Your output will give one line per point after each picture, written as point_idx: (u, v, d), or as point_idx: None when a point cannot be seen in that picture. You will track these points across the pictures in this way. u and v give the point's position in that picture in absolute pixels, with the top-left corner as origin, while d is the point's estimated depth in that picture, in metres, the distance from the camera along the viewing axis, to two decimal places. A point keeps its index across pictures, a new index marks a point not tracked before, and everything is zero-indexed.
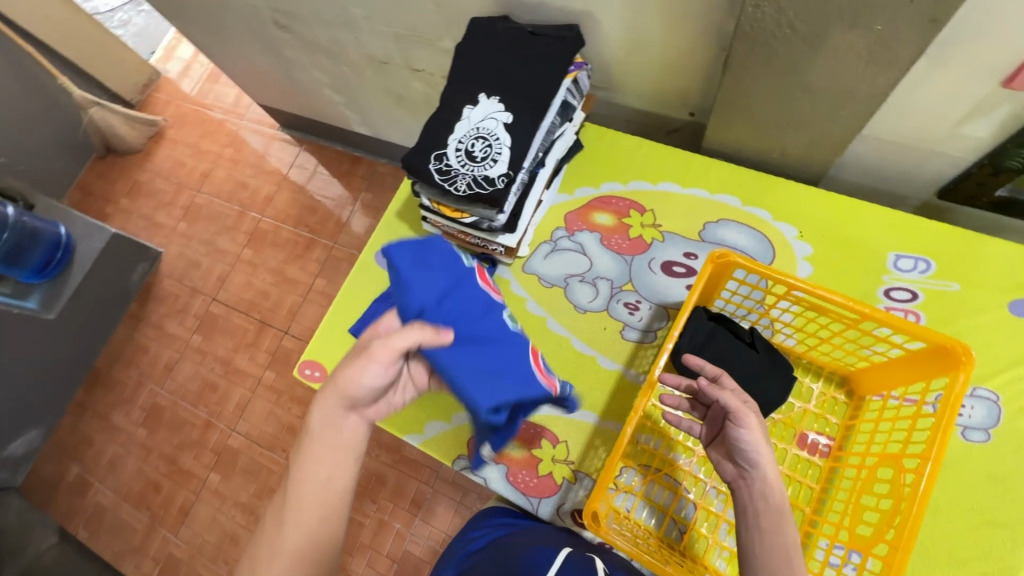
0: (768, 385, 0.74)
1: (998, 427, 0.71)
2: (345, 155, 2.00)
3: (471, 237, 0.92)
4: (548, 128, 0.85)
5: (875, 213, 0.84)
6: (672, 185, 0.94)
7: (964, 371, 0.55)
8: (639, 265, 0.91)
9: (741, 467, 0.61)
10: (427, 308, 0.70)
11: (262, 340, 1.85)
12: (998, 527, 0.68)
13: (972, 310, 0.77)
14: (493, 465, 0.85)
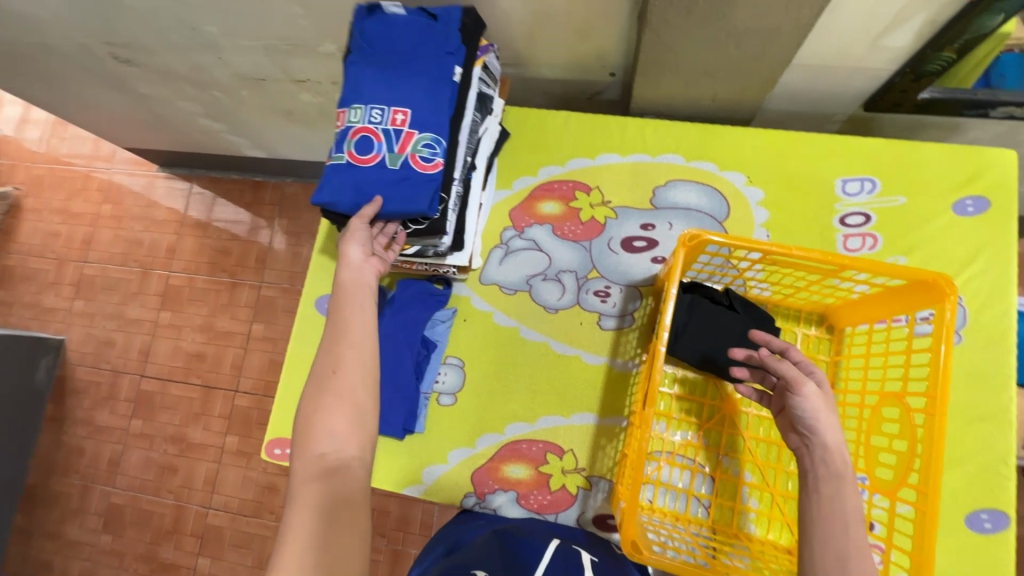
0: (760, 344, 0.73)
1: (967, 326, 0.74)
2: (245, 183, 1.79)
3: (416, 264, 0.83)
4: (471, 127, 0.76)
5: (815, 142, 0.83)
6: (611, 156, 0.89)
7: (950, 302, 0.56)
8: (599, 249, 0.86)
9: (802, 434, 0.58)
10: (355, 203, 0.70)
11: (212, 405, 1.68)
12: (985, 421, 0.72)
13: (922, 219, 0.78)
14: (503, 493, 0.81)
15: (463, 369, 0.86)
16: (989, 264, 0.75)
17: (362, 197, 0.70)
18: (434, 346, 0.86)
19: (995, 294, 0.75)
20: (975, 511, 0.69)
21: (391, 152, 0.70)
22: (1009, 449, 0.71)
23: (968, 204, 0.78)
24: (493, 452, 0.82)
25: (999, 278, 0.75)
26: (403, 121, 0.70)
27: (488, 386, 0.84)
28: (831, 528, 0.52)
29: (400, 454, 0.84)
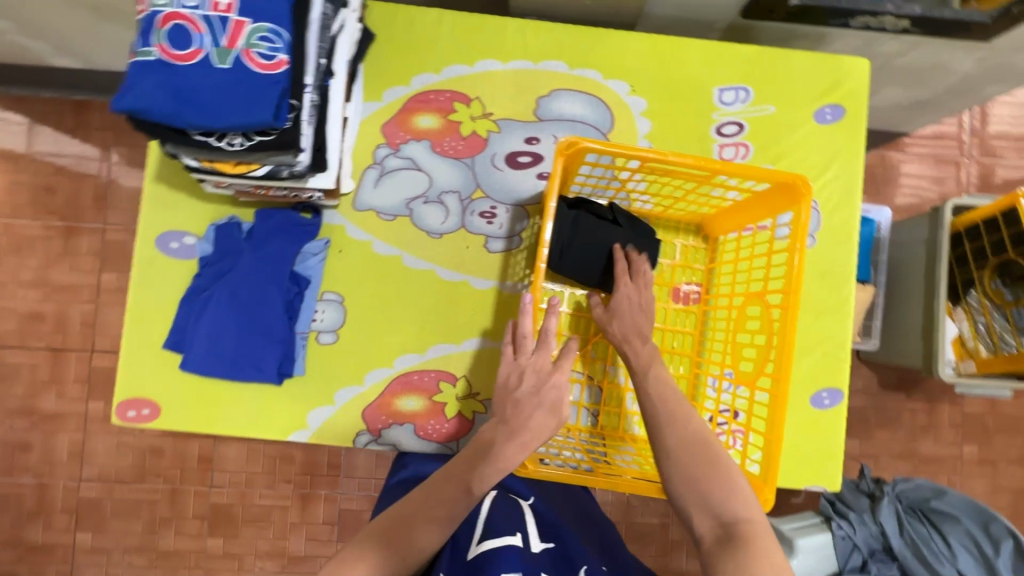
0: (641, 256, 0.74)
1: (821, 228, 0.81)
2: (62, 102, 1.46)
3: (273, 189, 0.72)
4: (320, 21, 0.64)
5: (696, 48, 0.81)
6: (492, 63, 0.81)
7: (806, 202, 0.58)
8: (482, 166, 0.80)
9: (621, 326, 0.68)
10: (166, 111, 0.56)
11: (64, 370, 1.45)
12: (831, 313, 0.80)
13: (788, 128, 0.81)
14: (398, 427, 0.78)
15: (342, 304, 0.78)
16: (841, 170, 0.81)
17: (185, 104, 0.56)
18: (306, 282, 0.77)
19: (844, 198, 0.81)
20: (818, 392, 0.79)
21: (218, 47, 0.56)
22: (847, 335, 0.80)
23: (827, 112, 0.82)
24: (384, 387, 0.78)
25: (847, 182, 0.81)
26: (230, 7, 0.57)
27: (372, 321, 0.79)
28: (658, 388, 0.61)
29: (280, 401, 0.77)
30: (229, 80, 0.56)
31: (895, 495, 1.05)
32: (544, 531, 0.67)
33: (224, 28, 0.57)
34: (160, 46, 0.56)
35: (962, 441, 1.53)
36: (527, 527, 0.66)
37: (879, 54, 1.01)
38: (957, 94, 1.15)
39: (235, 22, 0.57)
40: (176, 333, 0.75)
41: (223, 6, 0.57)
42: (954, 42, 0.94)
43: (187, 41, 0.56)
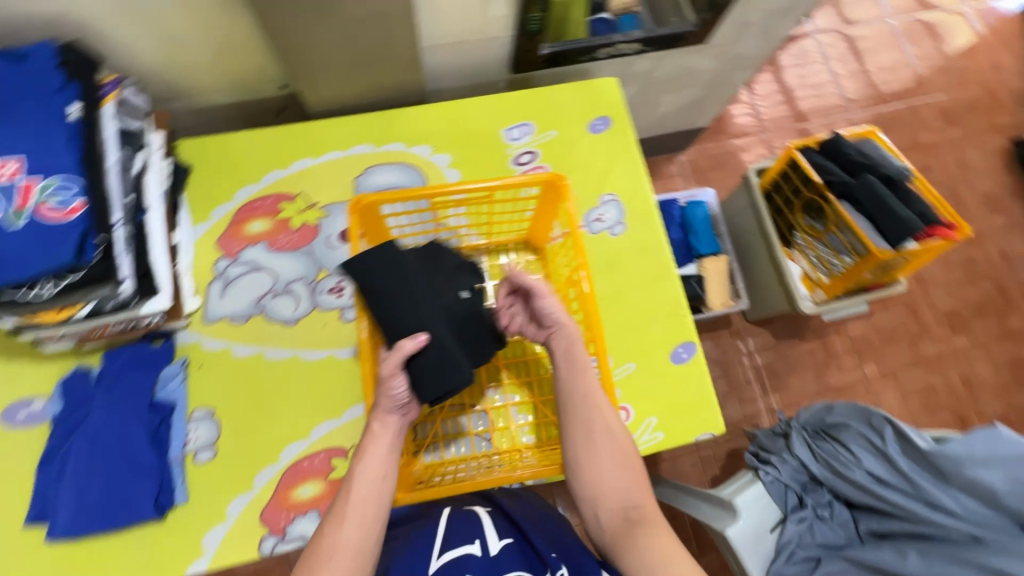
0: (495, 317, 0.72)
1: (626, 214, 0.93)
2: None
3: (110, 325, 0.73)
4: (120, 165, 0.71)
5: (476, 104, 0.95)
6: (305, 161, 0.91)
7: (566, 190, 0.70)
8: (320, 249, 0.87)
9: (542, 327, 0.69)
10: None
11: None
12: (661, 279, 0.91)
13: (571, 144, 0.96)
14: (301, 519, 0.76)
15: (214, 417, 0.79)
16: (625, 165, 0.95)
17: None
18: (170, 407, 0.77)
19: (636, 186, 0.95)
20: (674, 348, 0.88)
21: (10, 208, 0.61)
22: (680, 294, 0.90)
23: (598, 124, 0.97)
24: (275, 484, 0.77)
25: (634, 172, 0.96)
26: (16, 171, 0.62)
27: (248, 424, 0.79)
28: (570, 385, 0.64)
29: (168, 537, 0.74)
30: (28, 233, 0.60)
31: (800, 426, 1.14)
32: (502, 530, 0.66)
33: (14, 190, 0.61)
34: None
35: (860, 362, 1.68)
36: (485, 530, 0.64)
37: (639, 72, 1.22)
38: (718, 87, 1.40)
39: (24, 181, 0.62)
40: (39, 503, 0.72)
41: (12, 171, 0.62)
42: (685, 49, 1.17)
43: None
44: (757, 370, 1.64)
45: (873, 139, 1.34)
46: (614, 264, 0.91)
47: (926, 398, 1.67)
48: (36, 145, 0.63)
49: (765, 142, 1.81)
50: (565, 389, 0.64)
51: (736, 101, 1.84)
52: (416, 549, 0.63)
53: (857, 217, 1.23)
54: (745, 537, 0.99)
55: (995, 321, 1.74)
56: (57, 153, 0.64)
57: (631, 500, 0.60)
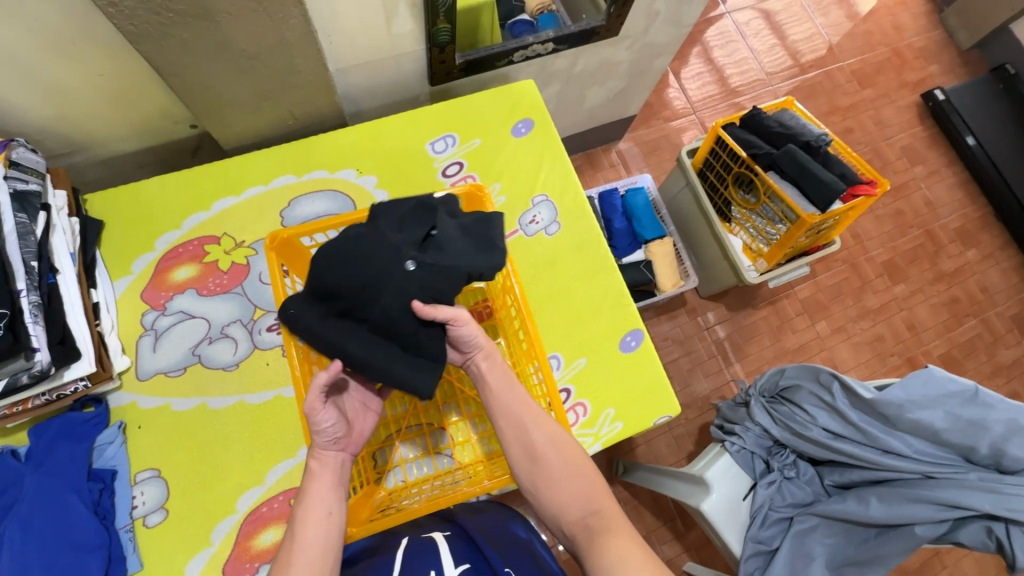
0: (470, 260, 0.61)
1: (559, 213, 0.94)
2: None
3: (32, 399, 0.69)
4: (20, 229, 0.68)
5: (396, 122, 0.95)
6: (227, 200, 0.88)
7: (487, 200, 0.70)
8: (252, 288, 0.85)
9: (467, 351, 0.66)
10: None
11: None
12: (602, 272, 0.92)
13: (497, 150, 0.96)
14: (266, 568, 0.74)
15: (160, 476, 0.76)
16: (552, 164, 0.96)
17: None
18: (110, 474, 0.74)
19: (566, 183, 0.96)
20: (622, 338, 0.89)
21: None
22: (622, 284, 0.92)
23: (521, 127, 0.98)
24: (234, 535, 0.75)
25: (562, 170, 0.97)
26: None
27: (198, 479, 0.76)
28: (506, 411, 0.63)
29: None
30: None
31: (758, 393, 1.18)
32: (459, 556, 0.63)
33: None
34: None
35: (812, 322, 1.74)
36: (441, 558, 0.62)
37: (559, 69, 1.24)
38: (640, 76, 1.43)
39: None
40: None
41: None
42: (599, 43, 1.19)
43: None
44: (717, 343, 1.68)
45: (791, 109, 1.40)
46: (553, 263, 0.92)
47: (877, 347, 1.75)
48: None
49: (695, 122, 1.86)
50: (506, 406, 0.63)
51: (663, 86, 1.89)
52: None
53: (785, 186, 1.28)
54: (718, 510, 1.02)
55: (929, 266, 1.84)
56: None
57: (590, 508, 0.57)
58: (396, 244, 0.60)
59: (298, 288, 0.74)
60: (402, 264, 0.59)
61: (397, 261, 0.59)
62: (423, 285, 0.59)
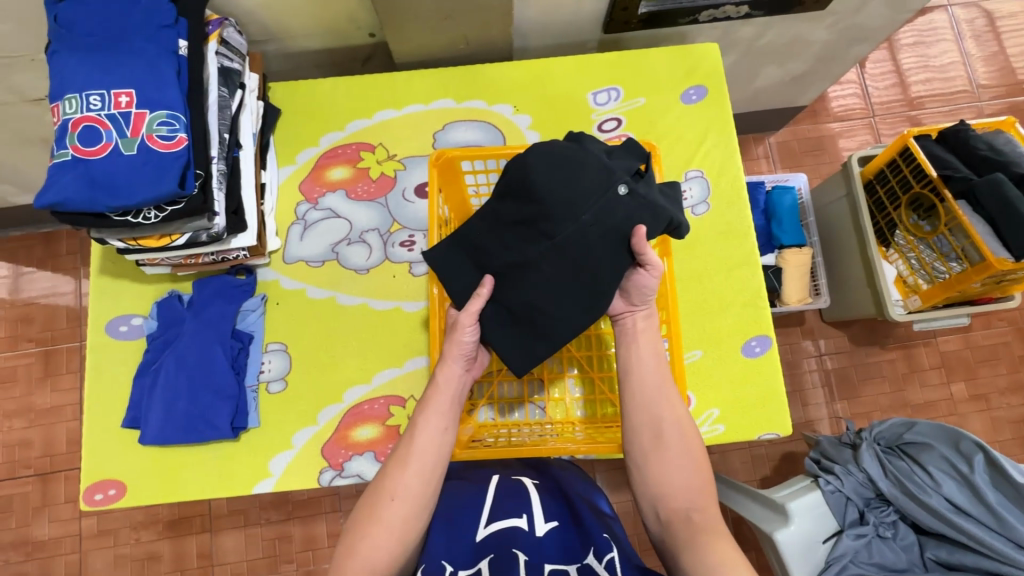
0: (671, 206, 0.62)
1: (711, 194, 0.88)
2: (33, 236, 1.56)
3: (202, 257, 0.78)
4: (218, 103, 0.74)
5: (564, 64, 0.91)
6: (388, 112, 0.91)
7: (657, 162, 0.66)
8: (395, 201, 0.88)
9: (627, 303, 0.65)
10: (84, 198, 0.64)
11: (54, 492, 1.45)
12: (742, 267, 0.85)
13: (659, 113, 0.90)
14: (360, 458, 0.80)
15: (287, 352, 0.83)
16: (716, 140, 0.89)
17: (100, 190, 0.64)
18: (249, 337, 0.82)
19: (726, 163, 0.88)
20: (747, 341, 0.83)
21: (124, 138, 0.65)
22: (761, 284, 0.85)
23: (692, 93, 0.91)
24: (337, 422, 0.81)
25: (725, 149, 0.89)
26: (129, 102, 0.65)
27: (316, 363, 0.83)
28: (640, 375, 0.63)
29: (240, 455, 0.80)
30: (139, 163, 0.64)
31: (872, 439, 1.06)
32: (549, 508, 0.66)
33: (125, 120, 0.65)
34: (75, 146, 0.65)
35: (947, 380, 1.53)
36: (532, 506, 0.66)
37: (741, 38, 1.12)
38: (828, 61, 1.26)
39: (136, 112, 0.65)
40: (133, 409, 0.80)
41: (126, 101, 0.65)
42: (797, 16, 1.05)
43: (95, 137, 0.65)
44: (827, 375, 1.53)
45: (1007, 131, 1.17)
46: (691, 245, 0.86)
47: (1020, 429, 1.50)
48: (147, 77, 0.66)
49: (871, 127, 1.63)
50: (637, 376, 0.63)
51: (844, 80, 1.66)
52: (465, 513, 0.65)
53: (976, 219, 1.09)
54: (793, 542, 0.94)
55: None
56: (166, 87, 0.66)
57: (696, 501, 0.58)
58: (610, 165, 0.60)
59: (443, 211, 0.74)
60: (613, 186, 0.60)
61: (608, 182, 0.60)
62: (631, 214, 0.60)
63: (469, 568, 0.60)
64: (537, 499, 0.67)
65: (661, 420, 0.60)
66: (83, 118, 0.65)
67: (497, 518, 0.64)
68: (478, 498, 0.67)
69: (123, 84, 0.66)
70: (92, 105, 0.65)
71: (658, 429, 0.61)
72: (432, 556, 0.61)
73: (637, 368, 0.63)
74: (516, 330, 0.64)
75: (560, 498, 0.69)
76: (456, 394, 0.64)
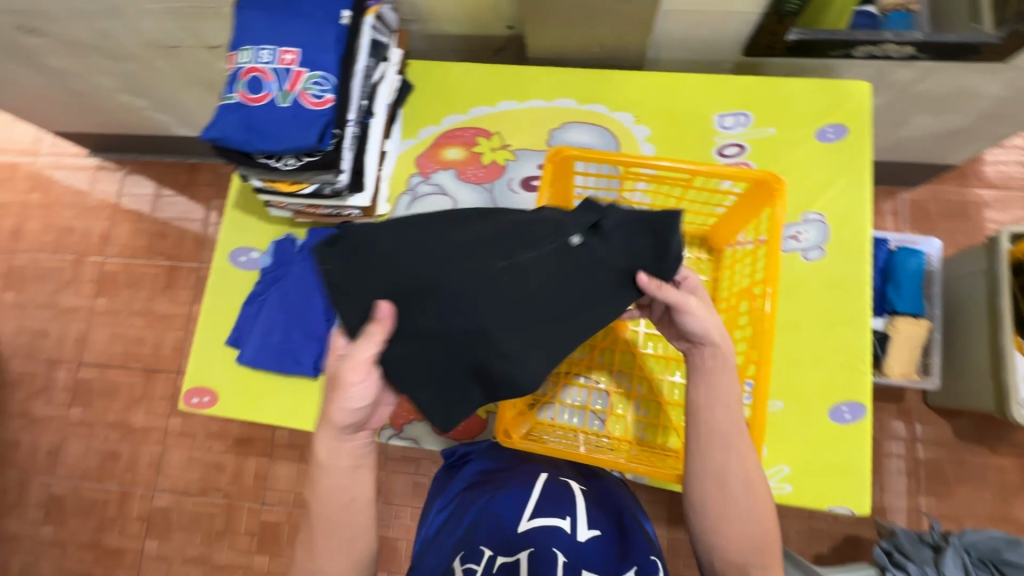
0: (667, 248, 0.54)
1: (827, 241, 0.82)
2: (180, 164, 1.78)
3: (321, 208, 0.86)
4: (364, 72, 0.80)
5: (694, 81, 0.89)
6: (511, 103, 0.93)
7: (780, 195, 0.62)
8: (500, 189, 0.91)
9: (691, 339, 0.60)
10: (239, 139, 0.72)
11: (153, 388, 1.66)
12: (846, 324, 0.79)
13: (787, 147, 0.85)
14: (418, 423, 0.85)
15: None
16: (846, 185, 0.83)
17: (254, 133, 0.71)
18: None
19: (853, 211, 0.82)
20: (836, 405, 0.77)
21: (281, 91, 0.72)
22: (866, 346, 0.78)
23: (828, 131, 0.85)
24: None
25: (855, 197, 0.82)
26: (292, 60, 0.72)
27: None
28: (713, 415, 0.59)
29: (316, 395, 0.87)
30: (290, 116, 0.71)
31: (962, 546, 0.95)
32: (592, 517, 0.66)
33: (286, 76, 0.72)
34: (241, 91, 0.73)
35: None
36: (575, 510, 0.66)
37: (895, 81, 1.03)
38: (994, 121, 1.12)
39: (297, 70, 0.72)
40: (237, 331, 0.89)
41: (290, 59, 0.72)
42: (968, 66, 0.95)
43: (259, 85, 0.72)
44: (917, 464, 1.37)
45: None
46: (794, 289, 0.81)
47: None
48: (313, 41, 0.73)
49: None
50: (709, 422, 0.58)
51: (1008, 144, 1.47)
52: (511, 505, 0.67)
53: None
54: None
55: None
56: (326, 52, 0.73)
57: (756, 558, 0.57)
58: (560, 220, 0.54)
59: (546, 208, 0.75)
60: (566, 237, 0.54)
61: (556, 236, 0.54)
62: (584, 265, 0.54)
63: (509, 556, 0.61)
64: (580, 503, 0.67)
65: (728, 470, 0.57)
66: (253, 67, 0.73)
67: (540, 514, 0.65)
68: (524, 493, 0.68)
69: (291, 43, 0.73)
70: (262, 58, 0.73)
71: (725, 483, 0.57)
72: (474, 543, 0.63)
73: (712, 412, 0.59)
74: (418, 379, 0.53)
75: (605, 511, 0.69)
76: (354, 457, 0.62)
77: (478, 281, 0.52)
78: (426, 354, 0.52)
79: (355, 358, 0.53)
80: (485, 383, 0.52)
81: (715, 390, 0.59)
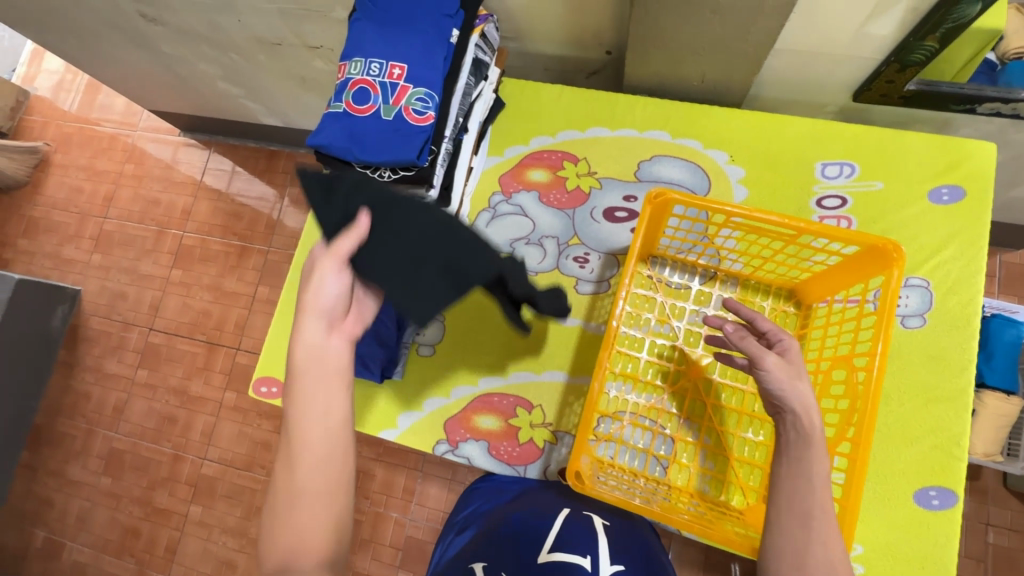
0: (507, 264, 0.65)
1: (931, 310, 0.76)
2: (260, 150, 1.86)
3: None
4: (464, 90, 0.80)
5: (798, 126, 0.85)
6: (601, 130, 0.92)
7: (897, 266, 0.58)
8: (581, 217, 0.90)
9: (776, 405, 0.60)
10: (341, 147, 0.74)
11: (213, 361, 1.74)
12: (943, 403, 0.73)
13: (894, 203, 0.80)
14: (472, 442, 0.84)
15: (443, 324, 0.89)
16: (958, 252, 0.77)
17: (356, 143, 0.73)
18: None
19: (963, 282, 0.76)
20: (923, 488, 0.72)
21: (386, 104, 0.73)
22: (964, 430, 0.72)
23: (943, 192, 0.79)
24: (466, 403, 0.86)
25: (966, 266, 0.77)
26: (400, 75, 0.74)
27: (465, 342, 0.88)
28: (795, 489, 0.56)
29: (378, 400, 0.88)
30: (392, 129, 0.73)
31: None
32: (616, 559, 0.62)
33: (392, 89, 0.73)
34: (348, 101, 0.75)
35: None
36: (598, 551, 0.62)
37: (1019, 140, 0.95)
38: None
39: (403, 85, 0.73)
40: None
41: (398, 74, 0.74)
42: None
43: (366, 97, 0.74)
44: (989, 551, 1.26)
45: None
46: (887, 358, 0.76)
47: None
48: (422, 57, 0.74)
49: None
50: (792, 499, 0.55)
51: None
52: (532, 536, 0.64)
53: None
54: None
55: None
56: (434, 69, 0.74)
57: None
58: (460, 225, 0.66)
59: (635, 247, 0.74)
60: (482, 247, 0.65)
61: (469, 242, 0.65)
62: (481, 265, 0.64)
63: None
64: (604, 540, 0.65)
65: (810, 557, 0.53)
66: (363, 79, 0.74)
67: (560, 550, 0.61)
68: (545, 527, 0.66)
69: (401, 58, 0.74)
70: (372, 71, 0.74)
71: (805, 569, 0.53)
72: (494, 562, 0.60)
73: (800, 490, 0.55)
74: (390, 269, 0.64)
75: (631, 552, 0.66)
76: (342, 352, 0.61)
77: (406, 219, 0.64)
78: (424, 232, 0.65)
79: (335, 250, 0.61)
80: (451, 277, 0.64)
81: (806, 467, 0.56)
